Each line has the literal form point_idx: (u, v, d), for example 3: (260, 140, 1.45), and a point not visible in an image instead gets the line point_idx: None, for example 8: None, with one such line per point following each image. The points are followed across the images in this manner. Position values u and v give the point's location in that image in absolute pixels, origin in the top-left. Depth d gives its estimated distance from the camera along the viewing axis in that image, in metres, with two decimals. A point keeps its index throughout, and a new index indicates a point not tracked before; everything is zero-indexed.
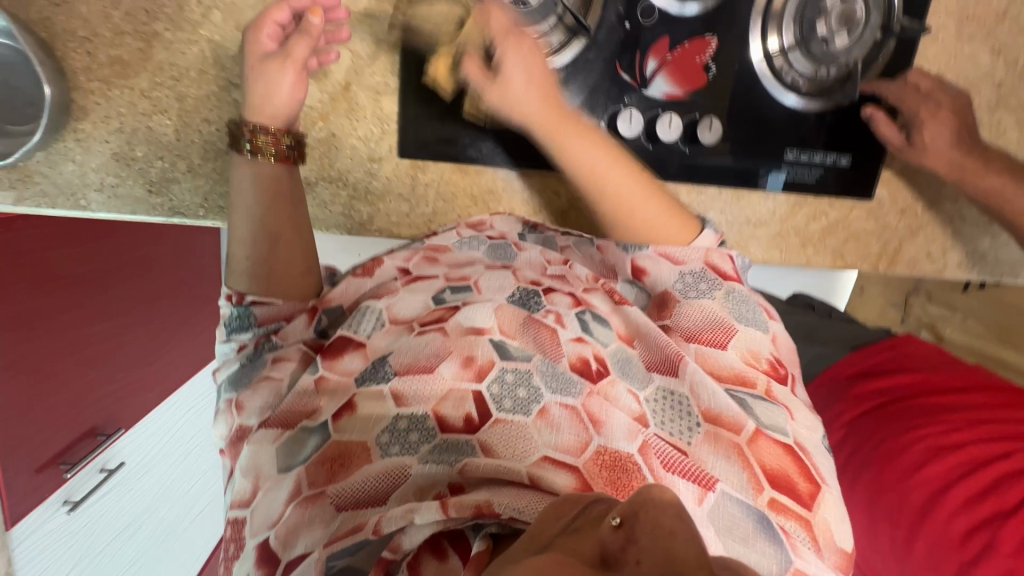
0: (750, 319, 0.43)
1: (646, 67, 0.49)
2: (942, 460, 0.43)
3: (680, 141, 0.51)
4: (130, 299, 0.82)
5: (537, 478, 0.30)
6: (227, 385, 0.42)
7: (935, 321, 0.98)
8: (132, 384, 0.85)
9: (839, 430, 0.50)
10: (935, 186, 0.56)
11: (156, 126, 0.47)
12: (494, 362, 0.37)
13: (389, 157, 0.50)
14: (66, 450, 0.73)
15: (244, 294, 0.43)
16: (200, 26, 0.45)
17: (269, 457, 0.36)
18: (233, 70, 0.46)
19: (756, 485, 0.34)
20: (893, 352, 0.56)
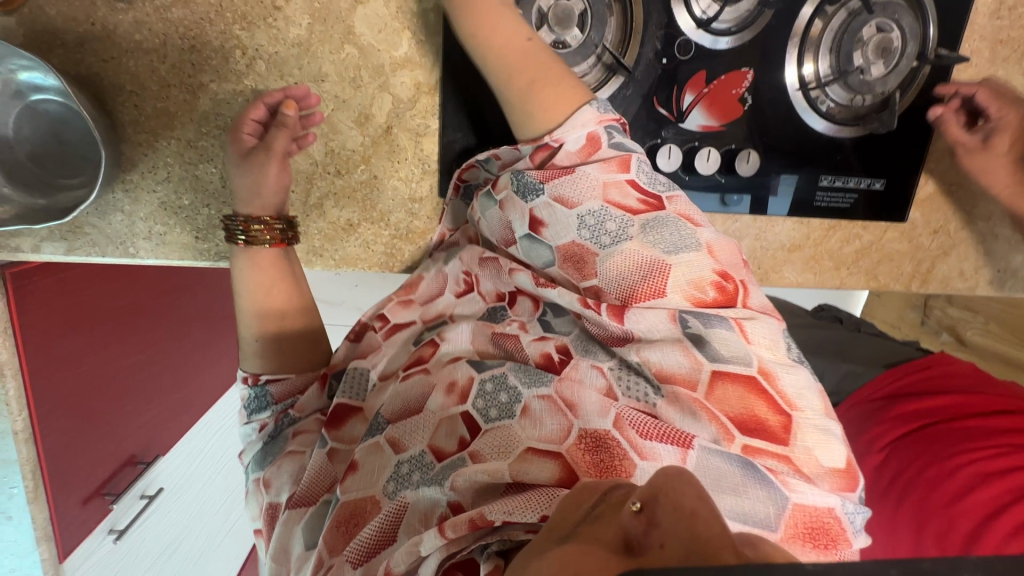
0: (675, 242, 0.36)
1: (682, 101, 0.49)
2: (986, 487, 0.43)
3: (718, 173, 0.51)
4: (156, 330, 0.84)
5: (520, 476, 0.32)
6: (253, 466, 0.43)
7: (956, 323, 0.98)
8: (162, 412, 0.87)
9: (878, 454, 0.51)
10: (969, 206, 0.56)
11: (202, 174, 0.47)
12: (473, 377, 0.39)
13: (430, 197, 0.51)
14: (108, 482, 0.76)
15: (257, 375, 0.45)
16: (245, 76, 0.45)
17: (296, 536, 0.37)
18: None
19: (726, 435, 0.32)
20: (927, 372, 0.57)
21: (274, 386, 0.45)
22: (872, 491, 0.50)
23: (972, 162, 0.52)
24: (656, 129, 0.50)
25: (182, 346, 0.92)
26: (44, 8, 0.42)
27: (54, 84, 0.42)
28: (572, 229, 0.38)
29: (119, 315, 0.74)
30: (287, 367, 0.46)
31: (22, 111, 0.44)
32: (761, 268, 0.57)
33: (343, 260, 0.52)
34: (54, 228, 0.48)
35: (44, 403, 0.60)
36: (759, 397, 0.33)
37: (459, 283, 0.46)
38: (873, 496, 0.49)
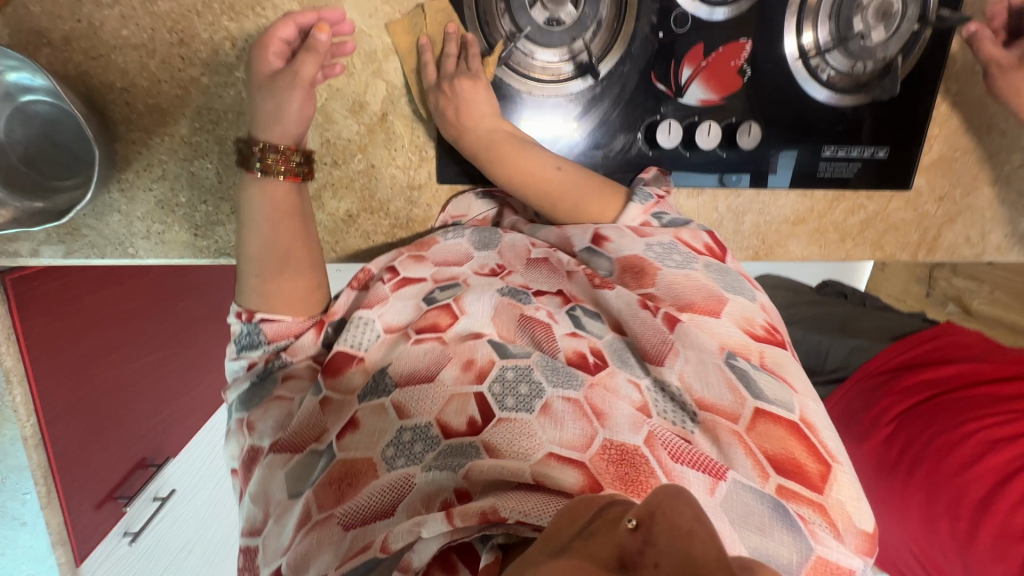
0: (736, 286, 0.41)
1: (681, 76, 0.48)
2: (997, 454, 0.43)
3: (719, 148, 0.50)
4: (163, 331, 0.84)
5: (542, 478, 0.31)
6: (238, 405, 0.42)
7: (961, 294, 0.98)
8: (171, 414, 0.88)
9: (887, 427, 0.50)
10: (973, 172, 0.56)
11: (197, 171, 0.47)
12: (494, 361, 0.38)
13: (429, 184, 0.50)
14: (122, 484, 0.77)
15: (253, 312, 0.43)
16: (235, 68, 0.45)
17: (280, 482, 0.37)
18: None
19: (761, 472, 0.34)
20: (935, 341, 0.55)
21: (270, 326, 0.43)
22: (879, 464, 0.49)
23: (1005, 82, 0.49)
24: (656, 104, 0.49)
25: (189, 348, 0.92)
26: (28, 7, 0.42)
27: (43, 84, 0.42)
28: (638, 247, 0.42)
29: (125, 318, 0.74)
30: (283, 309, 0.44)
31: (12, 114, 0.43)
32: (765, 243, 0.57)
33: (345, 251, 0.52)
34: (51, 231, 0.47)
35: (55, 406, 0.60)
36: (797, 441, 0.35)
37: (483, 265, 0.46)
38: (881, 470, 0.49)
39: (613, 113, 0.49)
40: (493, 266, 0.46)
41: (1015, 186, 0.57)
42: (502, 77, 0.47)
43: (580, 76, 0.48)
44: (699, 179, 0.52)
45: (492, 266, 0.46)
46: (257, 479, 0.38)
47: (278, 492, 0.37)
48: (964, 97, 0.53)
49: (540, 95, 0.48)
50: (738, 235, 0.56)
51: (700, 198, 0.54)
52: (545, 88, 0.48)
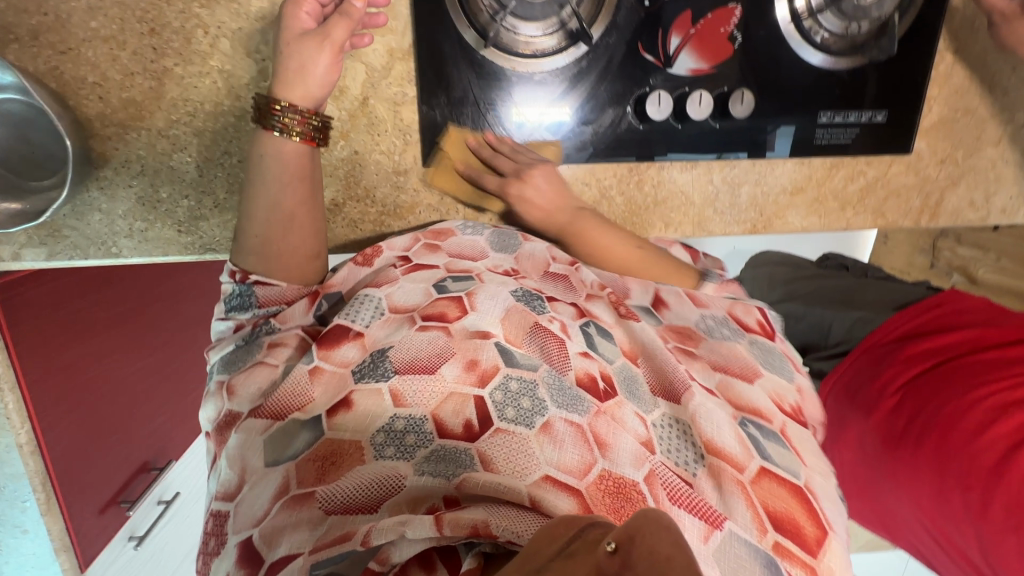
0: (779, 368, 0.46)
1: (669, 45, 0.47)
2: (1007, 420, 0.42)
3: (711, 118, 0.49)
4: (161, 334, 0.84)
5: (538, 500, 0.30)
6: (221, 367, 0.42)
7: (967, 263, 0.96)
8: (172, 416, 0.88)
9: (892, 398, 0.49)
10: (975, 131, 0.54)
11: (177, 165, 0.46)
12: (499, 367, 0.37)
13: (415, 169, 0.50)
14: (124, 489, 0.77)
15: (248, 273, 0.44)
16: (209, 57, 0.43)
17: (257, 448, 0.35)
18: (247, 99, 0.45)
19: (761, 527, 0.35)
20: (939, 309, 0.53)
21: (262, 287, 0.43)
22: (884, 437, 0.48)
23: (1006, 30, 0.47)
24: (644, 75, 0.47)
25: (189, 350, 0.92)
26: None
27: (13, 81, 0.40)
28: (693, 317, 0.48)
29: (118, 322, 0.74)
30: (277, 274, 0.44)
31: None
32: (763, 215, 0.55)
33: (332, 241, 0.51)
34: (33, 233, 0.46)
35: (49, 411, 0.60)
36: (797, 502, 0.37)
37: (499, 267, 0.46)
38: (887, 442, 0.47)
39: (599, 88, 0.48)
40: (509, 268, 0.46)
41: (1017, 145, 0.55)
42: (484, 54, 0.46)
43: (565, 50, 0.46)
44: (689, 151, 0.51)
45: (506, 268, 0.46)
46: (233, 443, 0.36)
47: (256, 456, 0.35)
48: (962, 54, 0.51)
49: (523, 71, 0.47)
50: (734, 208, 0.54)
51: (694, 171, 0.53)
52: (529, 64, 0.47)
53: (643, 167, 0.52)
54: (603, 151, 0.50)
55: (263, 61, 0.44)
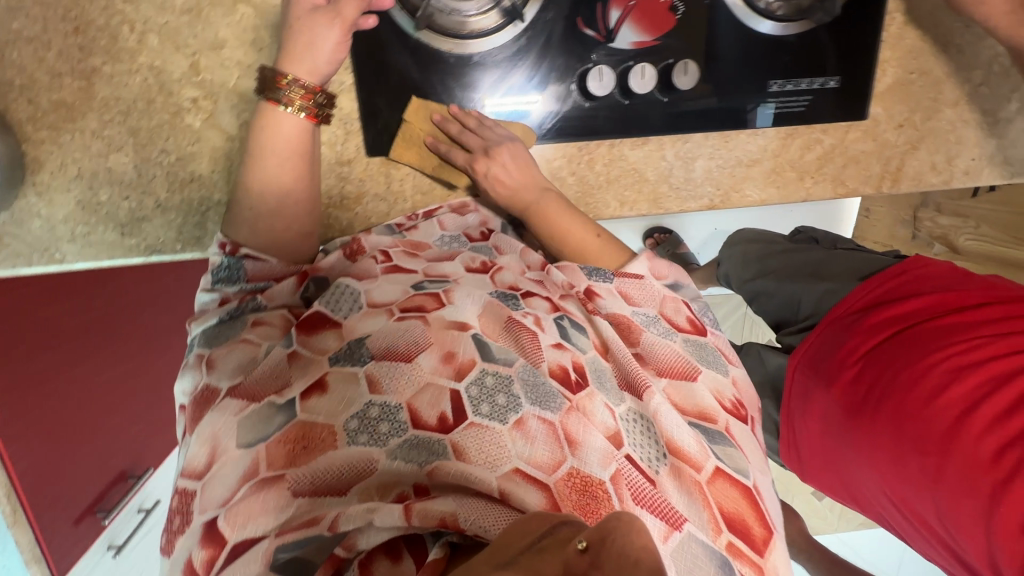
0: (715, 363, 0.47)
1: (609, 19, 0.48)
2: (962, 383, 0.42)
3: (656, 90, 0.50)
4: (136, 339, 0.86)
5: (507, 492, 0.32)
6: (200, 341, 0.43)
7: (946, 232, 0.94)
8: (155, 422, 0.93)
9: (853, 367, 0.48)
10: (929, 94, 0.56)
11: (115, 165, 0.46)
12: (476, 361, 0.39)
13: (359, 159, 0.52)
14: (99, 499, 0.84)
15: (237, 245, 0.45)
16: (138, 53, 0.45)
17: (231, 429, 0.36)
18: (181, 95, 0.46)
19: (716, 527, 0.38)
20: (902, 275, 0.50)
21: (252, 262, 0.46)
22: (845, 405, 0.47)
23: None
24: (585, 49, 0.48)
25: (171, 355, 0.94)
26: None
27: None
28: (626, 310, 0.47)
29: (89, 331, 0.76)
30: (268, 251, 0.47)
31: None
32: (720, 190, 0.56)
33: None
34: None
35: (5, 429, 0.65)
36: (748, 506, 0.40)
37: (473, 262, 0.48)
38: (847, 410, 0.47)
39: (541, 64, 0.49)
40: (482, 262, 0.48)
41: (975, 104, 0.56)
42: (417, 37, 0.47)
43: (504, 28, 0.47)
44: (641, 127, 0.52)
45: (481, 262, 0.49)
46: (208, 421, 0.37)
47: (228, 436, 0.36)
48: (914, 14, 0.53)
49: (461, 52, 0.48)
50: (688, 182, 0.55)
51: (646, 148, 0.53)
52: (467, 45, 0.48)
53: (594, 147, 0.53)
54: (558, 130, 0.51)
55: (193, 54, 0.45)
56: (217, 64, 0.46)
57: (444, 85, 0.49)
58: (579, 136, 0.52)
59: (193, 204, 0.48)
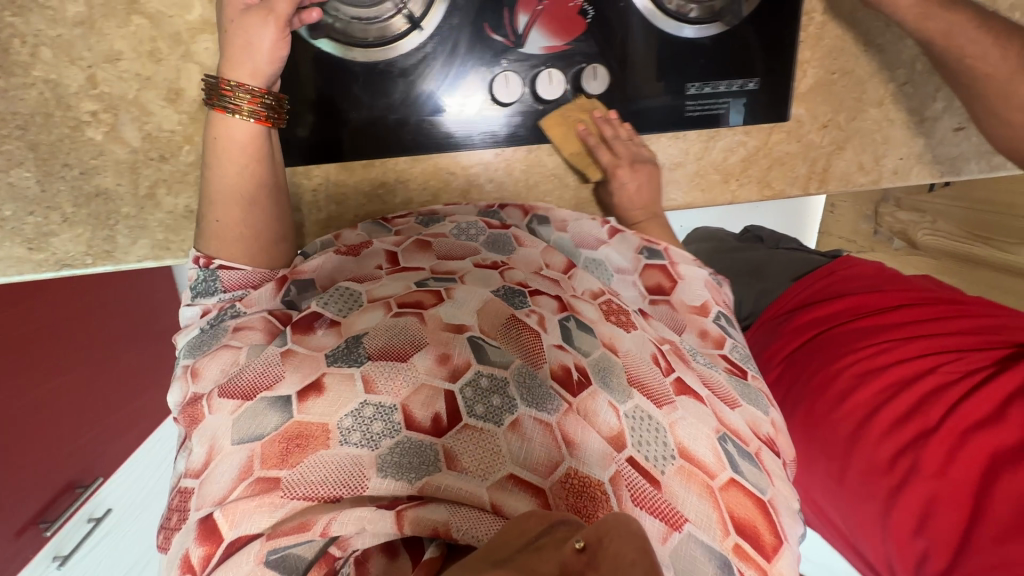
0: (756, 402, 0.70)
1: (517, 27, 0.82)
2: (865, 389, 0.76)
3: (554, 90, 0.87)
4: (16, 342, 1.34)
5: (500, 504, 0.45)
6: (187, 353, 0.66)
7: (907, 227, 1.31)
8: (92, 441, 1.61)
9: (780, 367, 0.86)
10: (839, 104, 0.99)
11: (19, 180, 0.81)
12: (472, 364, 0.52)
13: None
14: (46, 508, 1.48)
15: (208, 259, 0.74)
16: (33, 71, 0.77)
17: (227, 430, 0.51)
18: (79, 109, 0.80)
19: (724, 531, 0.54)
20: (831, 276, 0.93)
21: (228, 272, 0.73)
22: (782, 407, 0.84)
23: None
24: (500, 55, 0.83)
25: (92, 333, 1.57)
26: None
27: None
28: (675, 338, 0.72)
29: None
30: (239, 258, 0.76)
31: None
32: None
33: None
34: None
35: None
36: (758, 513, 0.57)
37: (484, 261, 0.68)
38: (783, 410, 0.83)
39: (449, 70, 0.83)
40: (491, 263, 0.68)
41: (897, 110, 1.01)
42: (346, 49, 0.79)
43: (408, 39, 0.80)
44: (599, 116, 0.89)
45: (493, 262, 0.69)
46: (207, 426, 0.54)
47: (221, 437, 0.51)
48: (828, 20, 0.93)
49: (376, 58, 0.80)
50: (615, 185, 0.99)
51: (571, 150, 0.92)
52: (381, 53, 0.80)
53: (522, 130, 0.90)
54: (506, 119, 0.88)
55: (88, 68, 0.78)
56: (110, 73, 0.79)
57: (362, 90, 0.82)
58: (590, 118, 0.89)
59: (100, 216, 0.86)
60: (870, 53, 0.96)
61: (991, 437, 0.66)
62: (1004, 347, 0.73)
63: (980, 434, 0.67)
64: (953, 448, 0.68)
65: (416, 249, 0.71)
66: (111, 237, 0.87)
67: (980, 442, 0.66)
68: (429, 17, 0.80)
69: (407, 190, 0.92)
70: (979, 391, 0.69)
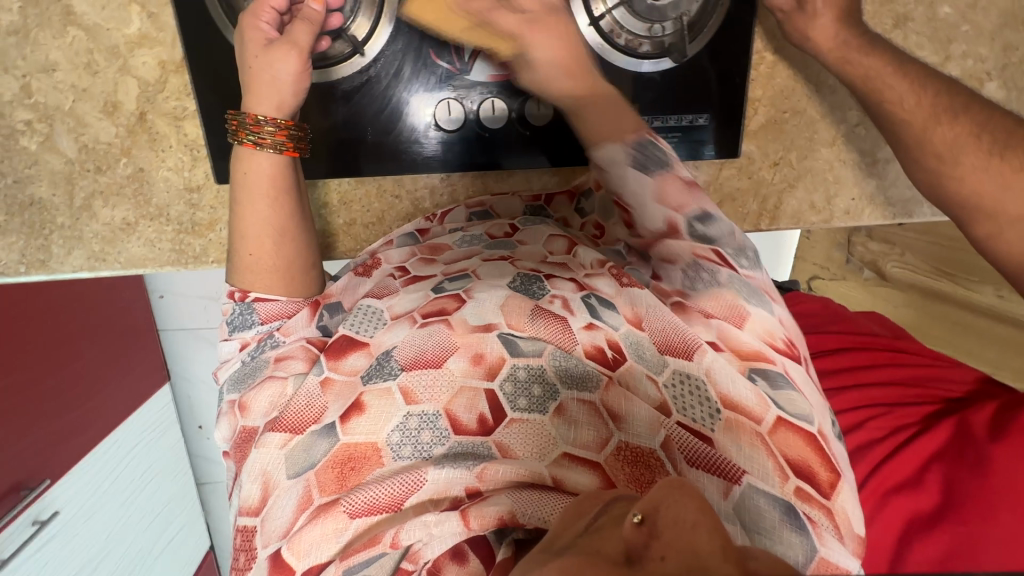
0: (758, 301, 0.74)
1: (462, 56, 0.96)
2: None
3: (498, 118, 1.00)
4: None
5: (561, 478, 0.60)
6: (230, 390, 0.82)
7: (879, 257, 1.57)
8: (40, 442, 1.48)
9: None
10: (786, 147, 1.16)
11: None
12: (507, 359, 0.69)
13: (207, 187, 1.06)
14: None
15: (245, 292, 0.87)
16: None
17: (279, 462, 0.69)
18: (18, 119, 0.99)
19: (784, 479, 0.59)
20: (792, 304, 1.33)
21: (262, 304, 0.86)
22: None
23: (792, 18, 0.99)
24: (447, 81, 0.97)
25: (55, 331, 1.51)
26: None
27: None
28: (678, 276, 0.79)
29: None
30: (278, 290, 0.87)
31: None
32: None
33: (132, 256, 1.09)
34: None
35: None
36: (810, 449, 0.62)
37: (495, 257, 0.88)
38: None
39: (399, 93, 0.97)
40: (504, 256, 0.88)
41: (848, 152, 1.18)
42: (316, 69, 0.93)
43: (362, 63, 0.94)
44: (540, 144, 1.03)
45: (503, 256, 0.89)
46: (256, 463, 0.70)
47: (276, 472, 0.68)
48: (776, 63, 1.09)
49: (331, 78, 0.94)
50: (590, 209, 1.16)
51: (516, 179, 1.10)
52: (339, 71, 0.94)
53: (474, 156, 1.03)
54: (457, 140, 1.01)
55: (24, 79, 0.97)
56: (46, 84, 0.98)
57: (325, 105, 0.96)
58: (532, 146, 1.03)
59: (36, 221, 1.05)
60: (816, 97, 1.12)
61: (907, 503, 0.81)
62: (925, 414, 0.93)
63: (897, 498, 0.82)
64: (873, 510, 0.83)
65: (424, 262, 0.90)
66: (46, 247, 1.07)
67: (894, 507, 0.82)
68: (372, 41, 0.93)
69: (351, 211, 1.10)
70: (894, 459, 0.87)
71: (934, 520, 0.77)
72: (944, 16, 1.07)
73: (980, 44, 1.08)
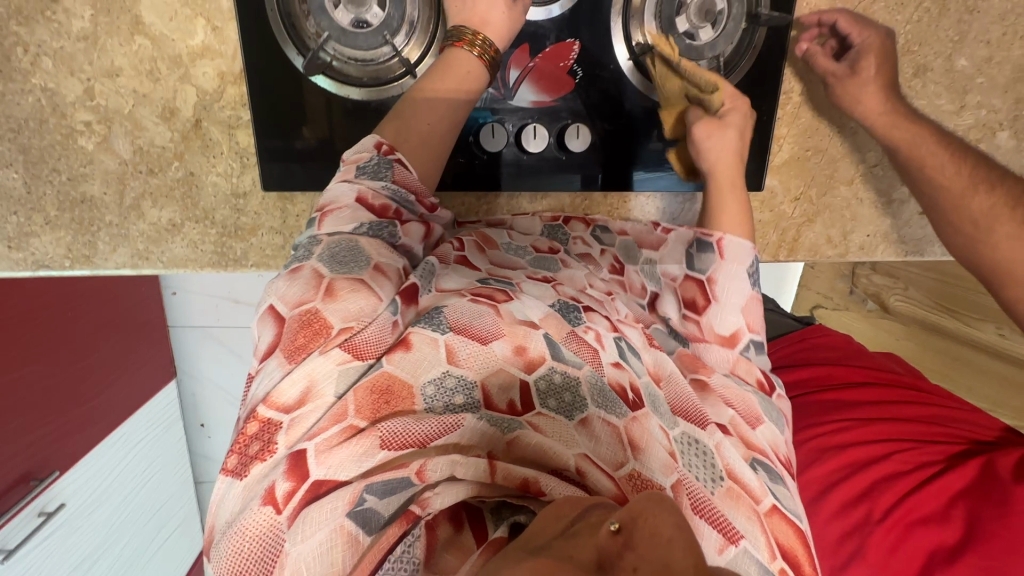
0: (779, 421, 0.88)
1: (511, 78, 1.07)
2: (834, 461, 1.03)
3: (537, 141, 1.10)
4: (15, 332, 1.48)
5: (584, 470, 0.61)
6: (325, 257, 0.79)
7: (880, 289, 1.69)
8: (49, 439, 1.61)
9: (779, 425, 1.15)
10: (804, 185, 1.23)
11: (11, 179, 1.13)
12: (547, 360, 0.72)
13: (254, 192, 1.17)
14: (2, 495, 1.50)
15: (390, 150, 0.92)
16: (38, 83, 1.07)
17: (325, 381, 0.67)
18: (80, 122, 1.10)
19: (774, 557, 0.69)
20: (804, 342, 1.47)
21: (402, 170, 0.91)
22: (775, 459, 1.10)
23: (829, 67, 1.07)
24: (491, 104, 1.08)
25: (74, 330, 1.66)
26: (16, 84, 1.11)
27: None
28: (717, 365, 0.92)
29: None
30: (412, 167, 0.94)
31: None
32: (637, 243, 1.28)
33: (174, 256, 1.20)
34: None
35: None
36: (798, 537, 0.74)
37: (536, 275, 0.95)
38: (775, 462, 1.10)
39: None
40: (544, 276, 0.95)
41: (862, 191, 1.24)
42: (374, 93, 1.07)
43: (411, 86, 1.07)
44: (572, 167, 1.14)
45: (542, 274, 0.96)
46: (310, 362, 0.67)
47: (325, 385, 0.66)
48: (799, 105, 1.17)
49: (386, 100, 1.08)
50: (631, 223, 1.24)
51: (548, 201, 1.21)
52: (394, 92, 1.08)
53: (512, 175, 1.14)
54: (496, 161, 1.13)
55: (90, 83, 1.08)
56: (111, 89, 1.09)
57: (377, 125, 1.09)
58: (565, 169, 1.14)
59: (84, 217, 1.16)
60: (836, 137, 1.19)
61: (932, 534, 0.89)
62: (951, 454, 1.00)
63: (922, 530, 0.90)
64: (897, 539, 0.90)
65: (477, 248, 0.97)
66: (92, 244, 1.18)
67: (920, 538, 0.89)
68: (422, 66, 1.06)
69: None
70: (927, 492, 0.93)
71: (958, 554, 0.85)
72: (961, 69, 1.13)
73: (994, 96, 1.15)
